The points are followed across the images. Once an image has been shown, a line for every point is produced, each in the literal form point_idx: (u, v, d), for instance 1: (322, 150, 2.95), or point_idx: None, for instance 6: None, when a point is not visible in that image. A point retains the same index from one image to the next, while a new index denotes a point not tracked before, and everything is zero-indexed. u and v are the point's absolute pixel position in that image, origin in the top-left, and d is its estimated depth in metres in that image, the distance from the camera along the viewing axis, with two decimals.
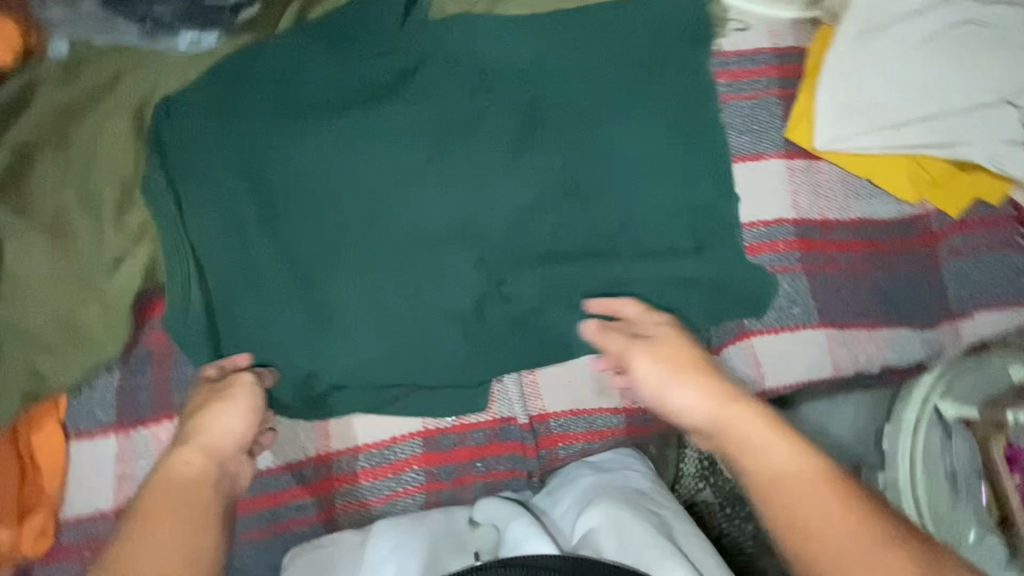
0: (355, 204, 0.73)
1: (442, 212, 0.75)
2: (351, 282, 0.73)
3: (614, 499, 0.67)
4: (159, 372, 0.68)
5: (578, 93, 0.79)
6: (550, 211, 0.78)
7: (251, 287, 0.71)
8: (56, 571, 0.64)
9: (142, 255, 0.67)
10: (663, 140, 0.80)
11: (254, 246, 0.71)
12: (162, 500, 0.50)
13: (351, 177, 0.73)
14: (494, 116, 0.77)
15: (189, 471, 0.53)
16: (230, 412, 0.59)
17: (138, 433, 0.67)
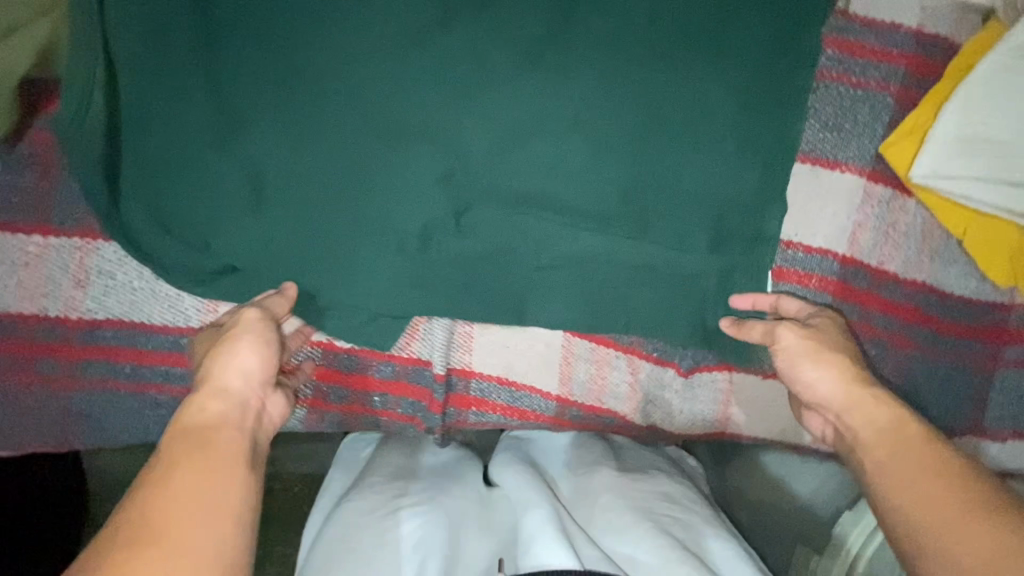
0: (311, 55, 0.58)
1: (414, 106, 0.59)
2: (279, 148, 0.59)
3: (639, 495, 0.63)
4: (41, 180, 0.60)
5: (638, 9, 0.60)
6: (549, 148, 0.61)
7: (161, 116, 0.58)
8: None
9: (39, 34, 0.56)
10: (720, 102, 0.61)
11: (177, 71, 0.57)
12: (201, 442, 0.48)
13: (317, 20, 0.57)
14: (520, 4, 0.59)
15: (210, 415, 0.50)
16: (242, 353, 0.54)
17: (7, 238, 0.60)
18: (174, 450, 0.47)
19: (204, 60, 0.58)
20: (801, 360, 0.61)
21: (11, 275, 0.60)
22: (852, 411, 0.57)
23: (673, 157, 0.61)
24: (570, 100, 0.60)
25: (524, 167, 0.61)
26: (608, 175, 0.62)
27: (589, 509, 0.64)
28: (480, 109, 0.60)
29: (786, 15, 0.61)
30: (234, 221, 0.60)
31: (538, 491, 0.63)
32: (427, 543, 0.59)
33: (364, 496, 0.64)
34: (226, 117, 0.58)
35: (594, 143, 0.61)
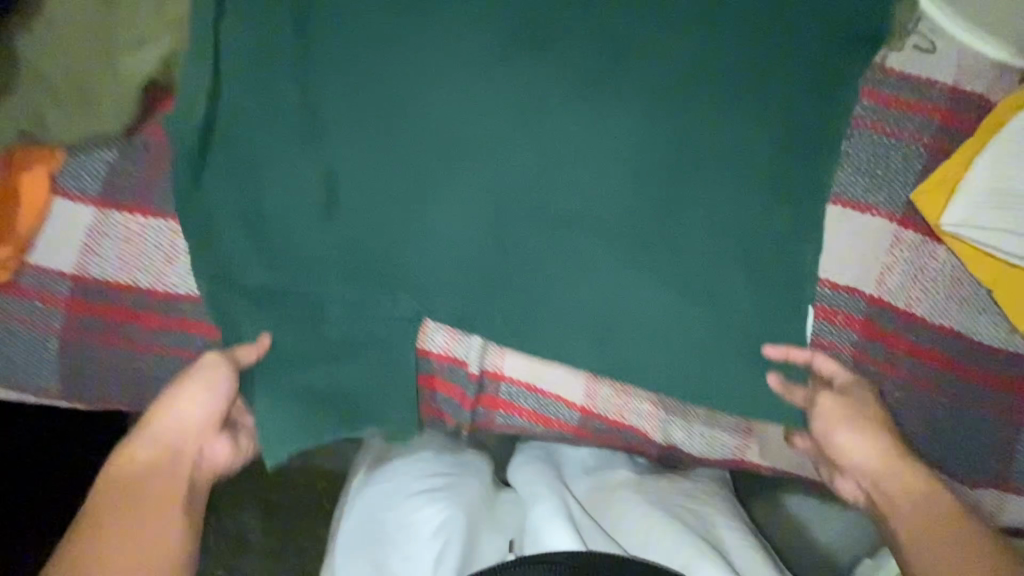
0: (390, 79, 0.65)
1: (473, 126, 0.65)
2: (356, 157, 0.65)
3: (647, 492, 0.74)
4: (149, 167, 0.68)
5: (683, 52, 0.66)
6: (592, 171, 0.65)
7: (257, 123, 0.66)
8: (11, 304, 0.69)
9: (170, 48, 0.65)
10: (760, 145, 0.65)
11: (273, 80, 0.66)
12: (136, 497, 0.58)
13: (399, 51, 0.65)
14: (577, 40, 0.66)
15: (143, 465, 0.60)
16: (186, 399, 0.63)
17: (114, 216, 0.68)
18: (111, 504, 0.57)
19: (298, 73, 0.66)
20: (837, 426, 0.66)
21: (113, 249, 0.68)
22: (886, 476, 0.65)
23: (709, 189, 0.65)
24: (616, 130, 0.65)
25: (568, 186, 0.66)
26: (645, 201, 0.66)
27: (613, 514, 0.73)
28: (531, 133, 0.65)
29: (822, 65, 0.66)
30: (304, 216, 0.66)
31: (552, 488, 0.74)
32: (446, 525, 0.72)
33: (401, 477, 0.78)
34: (308, 123, 0.66)
35: (638, 173, 0.66)
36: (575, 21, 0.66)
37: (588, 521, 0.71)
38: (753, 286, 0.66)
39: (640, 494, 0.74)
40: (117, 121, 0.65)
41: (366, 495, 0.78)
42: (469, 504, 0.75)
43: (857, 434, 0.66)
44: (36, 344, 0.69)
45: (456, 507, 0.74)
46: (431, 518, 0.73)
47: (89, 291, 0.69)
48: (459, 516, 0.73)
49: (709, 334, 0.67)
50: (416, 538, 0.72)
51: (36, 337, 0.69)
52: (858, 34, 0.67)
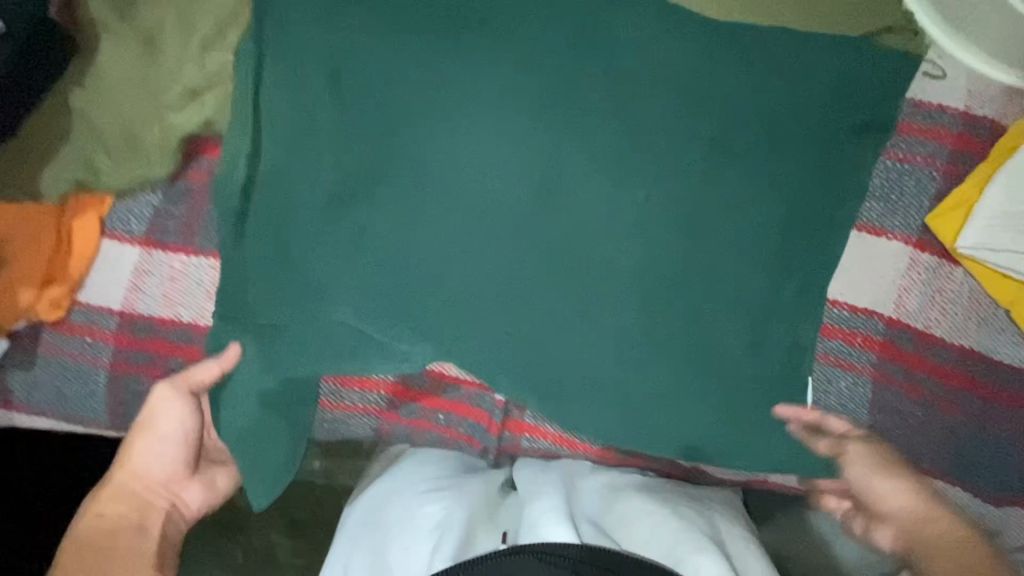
0: (419, 126, 0.68)
1: (499, 165, 0.68)
2: (390, 199, 0.68)
3: (651, 493, 0.73)
4: (192, 209, 0.72)
5: (698, 91, 0.69)
6: (613, 207, 0.69)
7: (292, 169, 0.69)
8: (62, 340, 0.72)
9: (213, 97, 0.70)
10: (773, 186, 0.68)
11: (308, 124, 0.69)
12: (105, 555, 0.64)
13: (427, 99, 0.68)
14: (596, 84, 0.70)
15: (110, 521, 0.67)
16: (148, 452, 0.71)
17: (159, 255, 0.72)
18: (70, 571, 0.62)
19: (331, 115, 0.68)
20: (872, 477, 0.68)
21: (158, 286, 0.73)
22: (922, 526, 0.65)
23: (727, 220, 0.68)
24: (637, 167, 0.69)
25: (592, 219, 0.69)
26: (664, 233, 0.69)
27: (619, 514, 0.70)
28: (555, 170, 0.69)
29: (834, 100, 0.69)
30: (335, 253, 0.68)
31: (553, 487, 0.72)
32: (445, 525, 0.67)
33: (399, 472, 0.75)
34: (340, 165, 0.68)
35: (657, 211, 0.69)
36: (595, 65, 0.70)
37: (588, 525, 0.68)
38: (769, 311, 0.69)
39: (644, 497, 0.71)
40: (163, 166, 0.70)
41: (370, 496, 0.74)
42: (470, 505, 0.70)
43: (892, 485, 0.67)
44: (87, 377, 0.73)
45: (455, 507, 0.69)
46: (430, 516, 0.69)
47: (135, 326, 0.73)
48: (458, 515, 0.68)
49: (729, 363, 0.69)
50: (418, 536, 0.67)
51: (85, 370, 0.73)
52: (870, 76, 0.69)
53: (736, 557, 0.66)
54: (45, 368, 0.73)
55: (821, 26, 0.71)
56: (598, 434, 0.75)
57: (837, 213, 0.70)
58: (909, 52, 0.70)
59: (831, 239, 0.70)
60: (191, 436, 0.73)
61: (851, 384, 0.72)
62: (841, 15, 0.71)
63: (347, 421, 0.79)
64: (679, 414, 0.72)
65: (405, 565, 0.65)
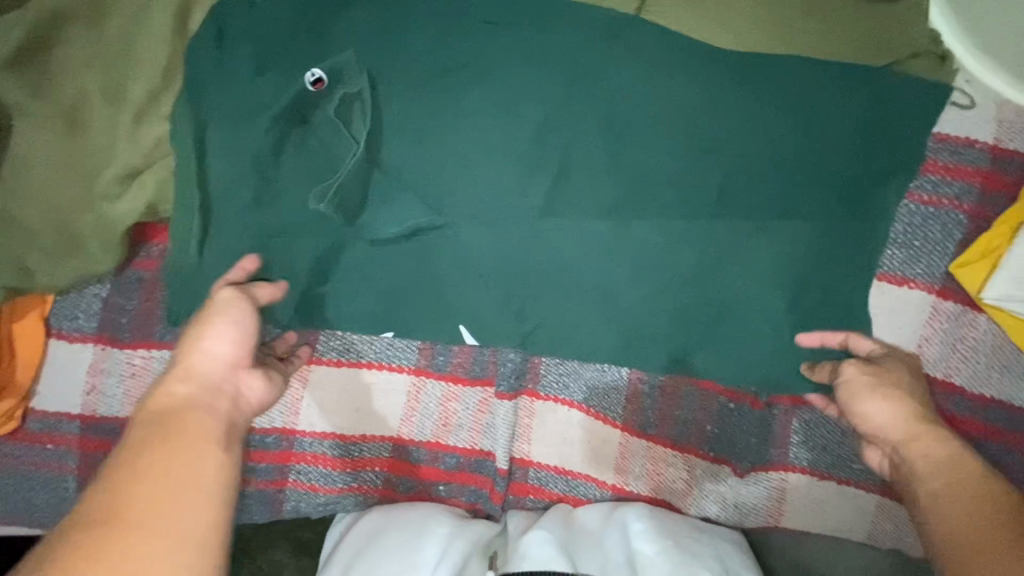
0: (401, 198, 0.63)
1: (491, 241, 0.64)
2: (382, 269, 0.66)
3: (657, 521, 0.70)
4: (147, 299, 0.65)
5: (700, 143, 0.63)
6: (615, 276, 0.65)
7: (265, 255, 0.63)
8: (21, 448, 0.66)
9: (155, 178, 0.61)
10: (785, 241, 0.63)
11: (271, 206, 0.62)
12: (174, 424, 0.46)
13: (408, 165, 0.62)
14: (592, 137, 0.63)
15: (177, 397, 0.48)
16: (217, 336, 0.54)
17: (115, 353, 0.65)
18: (142, 450, 0.44)
19: (303, 197, 0.62)
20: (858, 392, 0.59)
21: (118, 385, 0.65)
22: (921, 453, 0.53)
23: (735, 280, 0.64)
24: (638, 228, 0.64)
25: (589, 281, 0.66)
26: (660, 300, 0.66)
27: (622, 538, 0.68)
28: (550, 240, 0.64)
29: (849, 149, 0.63)
30: None
31: (553, 522, 0.70)
32: (443, 553, 0.64)
33: (399, 507, 0.72)
34: (321, 250, 0.64)
35: (660, 271, 0.65)
36: (588, 116, 0.63)
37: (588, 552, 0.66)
38: (776, 370, 0.67)
39: (651, 519, 0.69)
40: (112, 260, 0.61)
41: (359, 537, 0.68)
42: (472, 536, 0.68)
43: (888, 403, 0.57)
44: (54, 486, 0.67)
45: (452, 539, 0.66)
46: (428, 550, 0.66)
47: (100, 429, 0.66)
48: (456, 546, 0.65)
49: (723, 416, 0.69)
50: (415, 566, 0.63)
51: (51, 478, 0.67)
52: (892, 114, 0.63)
53: None
54: (9, 479, 0.67)
55: (838, 55, 0.63)
56: (606, 478, 0.76)
57: (856, 267, 0.65)
58: (939, 90, 0.63)
59: (849, 293, 0.65)
60: (253, 339, 0.55)
61: (844, 432, 0.73)
62: (856, 51, 0.63)
63: (344, 499, 0.74)
64: (711, 422, 0.75)
65: None
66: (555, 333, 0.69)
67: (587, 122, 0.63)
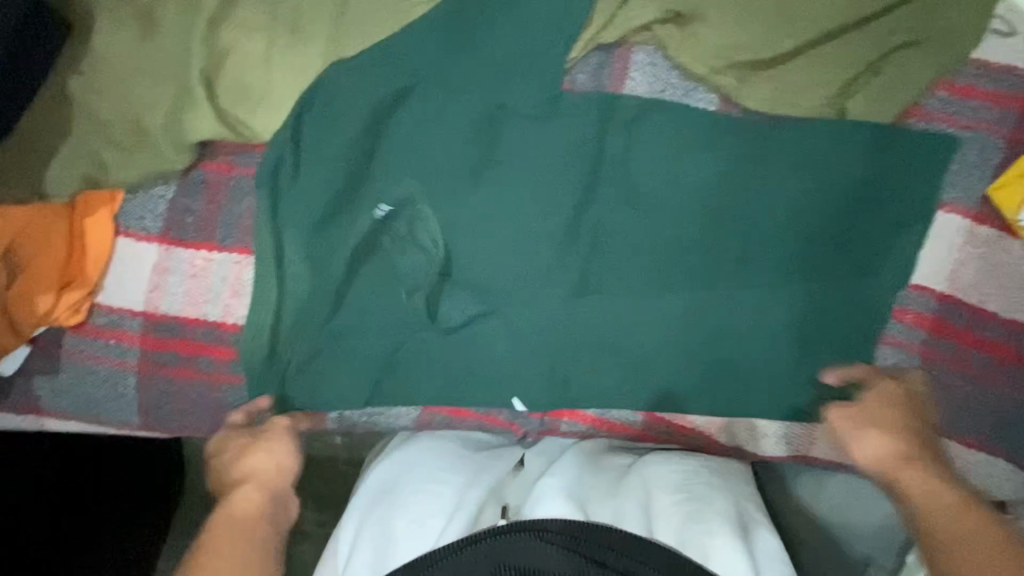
0: (469, 111, 0.66)
1: (548, 250, 0.70)
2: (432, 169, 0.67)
3: (676, 465, 0.64)
4: (210, 202, 0.67)
5: (739, 68, 0.67)
6: (661, 247, 0.70)
7: (325, 153, 0.66)
8: (84, 342, 0.69)
9: (224, 79, 0.64)
10: (827, 163, 0.68)
11: (335, 123, 0.65)
12: (229, 544, 0.48)
13: (472, 76, 0.66)
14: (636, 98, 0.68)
15: (242, 513, 0.51)
16: (269, 457, 0.57)
17: (178, 253, 0.68)
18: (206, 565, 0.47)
19: (371, 115, 0.66)
20: (874, 440, 0.58)
21: (180, 284, 0.68)
22: (938, 503, 0.51)
23: (769, 218, 0.69)
24: (677, 152, 0.68)
25: (640, 191, 0.69)
26: (687, 260, 0.70)
27: (643, 490, 0.61)
28: (598, 193, 0.69)
29: (885, 73, 0.67)
30: (380, 228, 0.68)
31: (571, 462, 0.64)
32: (457, 505, 0.57)
33: (413, 442, 0.67)
34: (384, 178, 0.67)
35: (705, 188, 0.69)
36: None
37: (604, 504, 0.59)
38: (807, 326, 0.70)
39: (669, 472, 0.62)
40: (179, 161, 0.65)
41: (381, 480, 0.63)
42: (489, 483, 0.61)
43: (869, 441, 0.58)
44: (116, 381, 0.70)
45: (467, 487, 0.59)
46: (438, 490, 0.59)
47: (159, 327, 0.69)
48: (468, 493, 0.59)
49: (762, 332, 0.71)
50: (430, 512, 0.57)
51: (113, 374, 0.70)
52: (932, 37, 0.66)
53: (764, 552, 0.55)
54: (72, 371, 0.70)
55: None
56: None
57: (896, 200, 0.68)
58: (981, 14, 0.66)
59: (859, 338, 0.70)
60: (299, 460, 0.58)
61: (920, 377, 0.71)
62: None
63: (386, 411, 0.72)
64: None
65: (408, 536, 0.56)
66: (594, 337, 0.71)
67: (630, 52, 0.69)
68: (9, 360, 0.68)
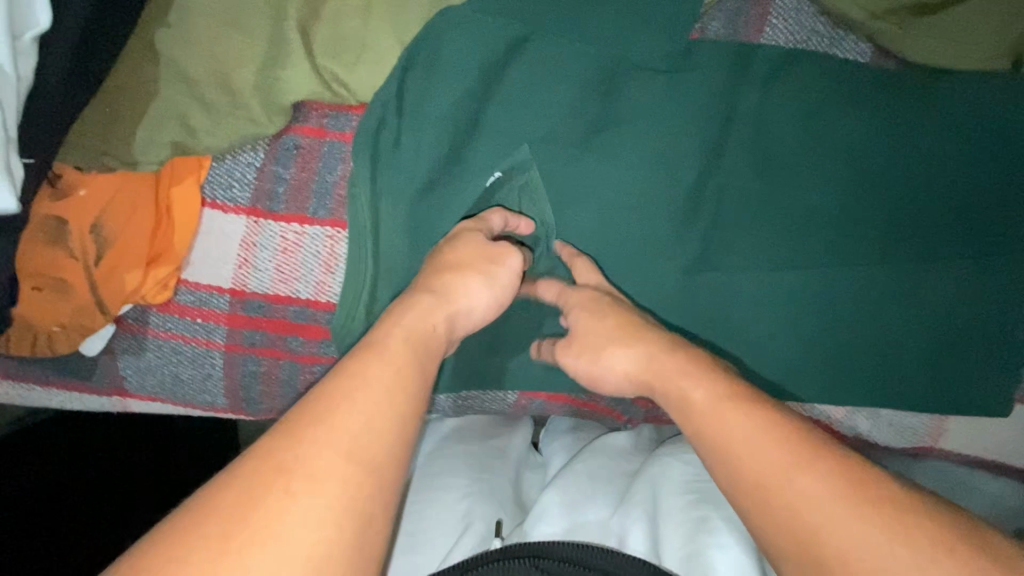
0: (585, 67, 0.59)
1: (664, 223, 0.63)
2: (543, 132, 0.61)
3: (682, 460, 0.59)
4: (302, 170, 0.62)
5: (897, 13, 0.59)
6: (794, 221, 0.62)
7: (428, 116, 0.60)
8: (168, 321, 0.65)
9: (322, 33, 0.58)
10: (988, 125, 0.60)
11: (439, 81, 0.59)
12: (405, 354, 0.43)
13: (589, 26, 0.58)
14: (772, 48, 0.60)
15: (425, 335, 0.46)
16: (481, 287, 0.52)
17: (268, 225, 0.63)
18: (396, 366, 0.42)
19: (480, 74, 0.59)
20: (605, 347, 0.53)
21: (270, 260, 0.63)
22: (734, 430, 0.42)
23: (920, 186, 0.61)
24: (813, 110, 0.61)
25: (772, 155, 0.62)
26: (821, 235, 0.63)
27: (651, 497, 0.58)
28: (725, 159, 0.62)
29: None
30: (485, 200, 0.62)
31: (580, 462, 0.63)
32: (463, 523, 0.56)
33: (429, 454, 0.67)
34: (491, 141, 0.60)
35: (846, 150, 0.61)
36: None
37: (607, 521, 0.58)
38: (952, 305, 0.63)
39: (680, 470, 0.58)
40: (271, 125, 0.59)
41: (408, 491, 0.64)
42: (495, 495, 0.59)
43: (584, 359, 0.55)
44: (200, 363, 0.66)
45: (468, 501, 0.58)
46: (451, 501, 0.59)
47: (247, 305, 0.65)
48: (471, 506, 0.58)
49: (900, 313, 0.64)
50: (439, 526, 0.57)
51: (199, 354, 0.66)
52: None
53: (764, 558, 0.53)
54: (157, 352, 0.66)
55: None
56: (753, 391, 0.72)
57: None
58: None
59: (1012, 320, 0.63)
60: (495, 308, 0.54)
61: None
62: None
63: (484, 394, 0.71)
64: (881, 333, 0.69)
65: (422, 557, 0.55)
66: (712, 317, 0.64)
67: None
68: (94, 340, 0.64)
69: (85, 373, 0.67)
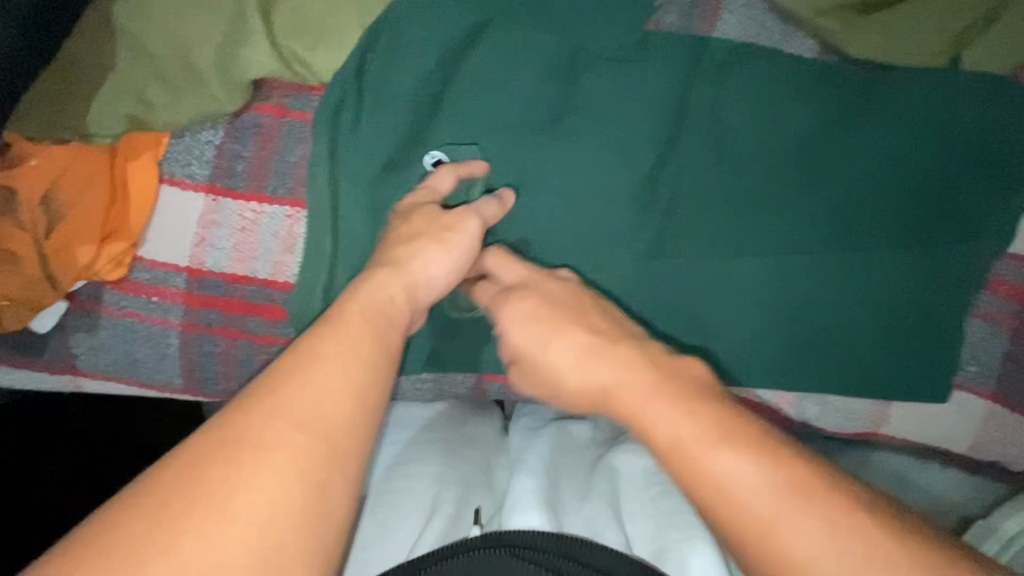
0: (544, 56, 0.61)
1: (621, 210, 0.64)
2: (503, 118, 0.62)
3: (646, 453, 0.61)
4: (262, 148, 0.62)
5: (840, 13, 0.62)
6: (744, 210, 0.65)
7: (389, 98, 0.60)
8: (122, 298, 0.64)
9: (284, 14, 0.59)
10: (927, 123, 0.63)
11: (400, 63, 0.60)
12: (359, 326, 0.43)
13: (548, 17, 0.60)
14: (724, 43, 0.62)
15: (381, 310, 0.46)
16: (441, 258, 0.53)
17: (227, 204, 0.63)
18: (348, 336, 0.42)
19: (440, 57, 0.60)
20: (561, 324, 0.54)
21: (228, 239, 0.63)
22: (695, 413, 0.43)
23: (864, 179, 0.64)
24: (763, 104, 0.63)
25: (724, 146, 0.64)
26: (771, 224, 0.65)
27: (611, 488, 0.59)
28: (678, 149, 0.64)
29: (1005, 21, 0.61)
30: None
31: (546, 452, 0.63)
32: (431, 508, 0.56)
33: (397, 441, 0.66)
34: (450, 125, 0.62)
35: (794, 144, 0.64)
36: None
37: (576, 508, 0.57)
38: (894, 294, 0.66)
39: (640, 462, 0.60)
40: (231, 102, 0.60)
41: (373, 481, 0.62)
42: (461, 480, 0.60)
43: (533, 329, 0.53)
44: (156, 342, 0.66)
45: (438, 486, 0.58)
46: (422, 486, 0.59)
47: (204, 284, 0.64)
48: (442, 493, 0.58)
49: (844, 301, 0.66)
50: (405, 511, 0.56)
51: (155, 333, 0.65)
52: None
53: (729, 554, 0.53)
54: (111, 330, 0.65)
55: None
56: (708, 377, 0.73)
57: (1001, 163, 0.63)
58: None
59: (949, 310, 0.66)
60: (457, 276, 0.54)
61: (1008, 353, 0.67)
62: None
63: (447, 375, 0.71)
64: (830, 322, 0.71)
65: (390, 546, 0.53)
66: (665, 301, 0.66)
67: None
68: (47, 315, 0.64)
69: (35, 350, 0.66)
